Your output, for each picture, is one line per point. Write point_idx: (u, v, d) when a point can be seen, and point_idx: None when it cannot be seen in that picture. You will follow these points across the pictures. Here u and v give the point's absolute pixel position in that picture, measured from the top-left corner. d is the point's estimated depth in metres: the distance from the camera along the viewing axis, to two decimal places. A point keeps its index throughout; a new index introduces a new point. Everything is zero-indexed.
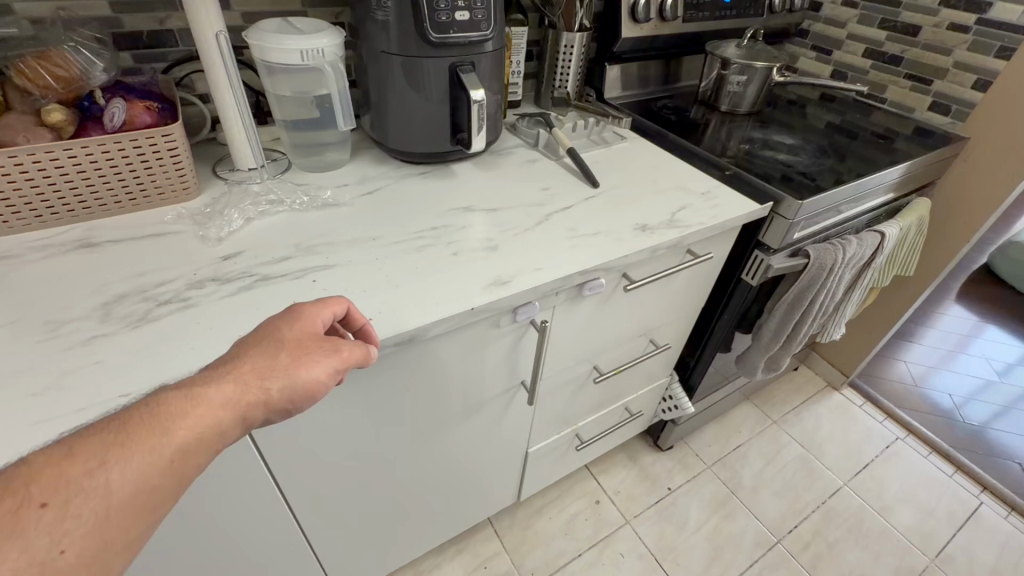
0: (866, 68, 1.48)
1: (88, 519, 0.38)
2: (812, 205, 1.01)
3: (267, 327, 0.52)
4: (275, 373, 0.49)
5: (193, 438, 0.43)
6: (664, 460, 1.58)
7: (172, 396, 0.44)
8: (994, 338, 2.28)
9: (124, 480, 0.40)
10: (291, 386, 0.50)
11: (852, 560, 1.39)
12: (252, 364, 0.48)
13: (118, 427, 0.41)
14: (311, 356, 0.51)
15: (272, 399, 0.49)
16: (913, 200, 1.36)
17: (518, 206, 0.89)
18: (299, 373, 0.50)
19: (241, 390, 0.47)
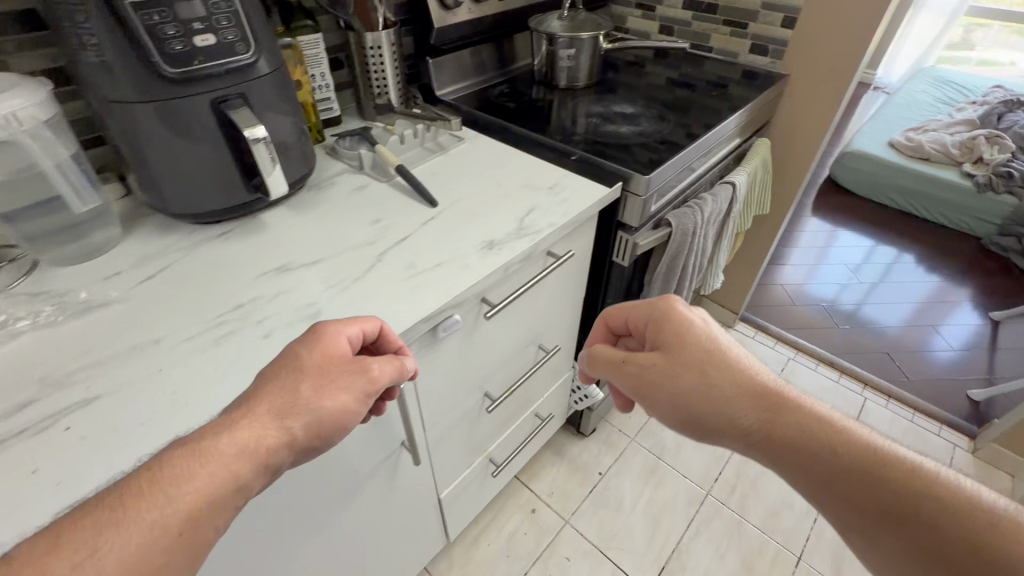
0: (689, 20, 1.49)
1: None
2: (661, 176, 0.98)
3: (286, 358, 0.54)
4: (294, 411, 0.51)
5: (208, 498, 0.44)
6: (590, 445, 1.56)
7: (175, 458, 0.45)
8: (846, 242, 2.53)
9: (122, 564, 0.39)
10: (311, 422, 0.52)
11: (773, 490, 1.46)
12: (268, 408, 0.50)
13: (112, 504, 0.42)
14: (336, 387, 0.54)
15: (291, 441, 0.50)
16: (754, 142, 1.42)
17: (346, 250, 0.76)
18: (320, 409, 0.52)
19: (253, 439, 0.48)
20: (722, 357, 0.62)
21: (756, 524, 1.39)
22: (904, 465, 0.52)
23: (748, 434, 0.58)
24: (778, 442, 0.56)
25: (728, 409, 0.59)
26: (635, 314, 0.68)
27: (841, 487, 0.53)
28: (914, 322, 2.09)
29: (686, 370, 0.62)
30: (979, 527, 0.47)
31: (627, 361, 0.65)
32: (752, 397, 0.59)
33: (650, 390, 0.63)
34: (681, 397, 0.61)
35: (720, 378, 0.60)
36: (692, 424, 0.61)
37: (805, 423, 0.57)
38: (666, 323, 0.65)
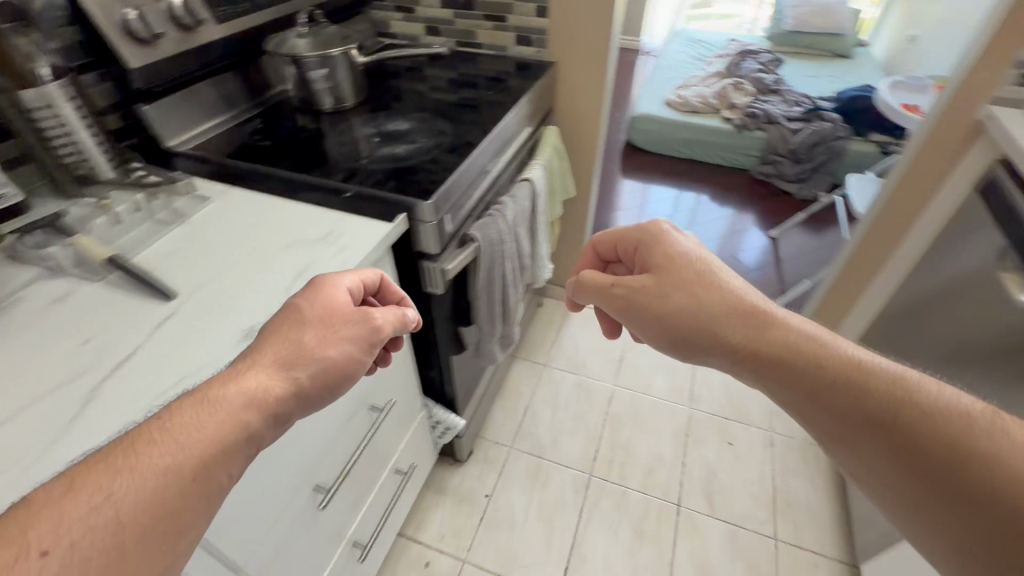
0: (451, 18, 1.45)
1: (104, 552, 0.37)
2: (447, 195, 0.91)
3: (285, 320, 0.58)
4: (298, 361, 0.55)
5: (221, 441, 0.46)
6: (471, 469, 1.50)
7: (188, 407, 0.46)
8: (658, 195, 2.80)
9: (136, 506, 0.40)
10: (318, 369, 0.56)
11: (644, 449, 1.56)
12: (268, 365, 0.53)
13: (123, 451, 0.42)
14: (338, 337, 0.58)
15: (298, 391, 0.53)
16: (542, 131, 1.43)
17: (39, 396, 0.55)
18: (322, 358, 0.56)
19: (262, 387, 0.51)
20: (710, 278, 0.63)
21: (637, 487, 1.46)
22: (887, 381, 0.51)
23: (734, 346, 0.59)
24: (765, 355, 0.57)
25: (715, 323, 0.61)
26: (624, 240, 0.72)
27: (825, 400, 0.53)
28: (720, 255, 2.38)
29: (676, 288, 0.64)
30: (964, 435, 0.46)
31: (618, 286, 0.68)
32: (740, 314, 0.60)
33: (641, 312, 0.66)
34: (671, 312, 0.63)
35: (709, 297, 0.62)
36: (682, 341, 0.63)
37: (792, 341, 0.57)
38: (658, 252, 0.67)
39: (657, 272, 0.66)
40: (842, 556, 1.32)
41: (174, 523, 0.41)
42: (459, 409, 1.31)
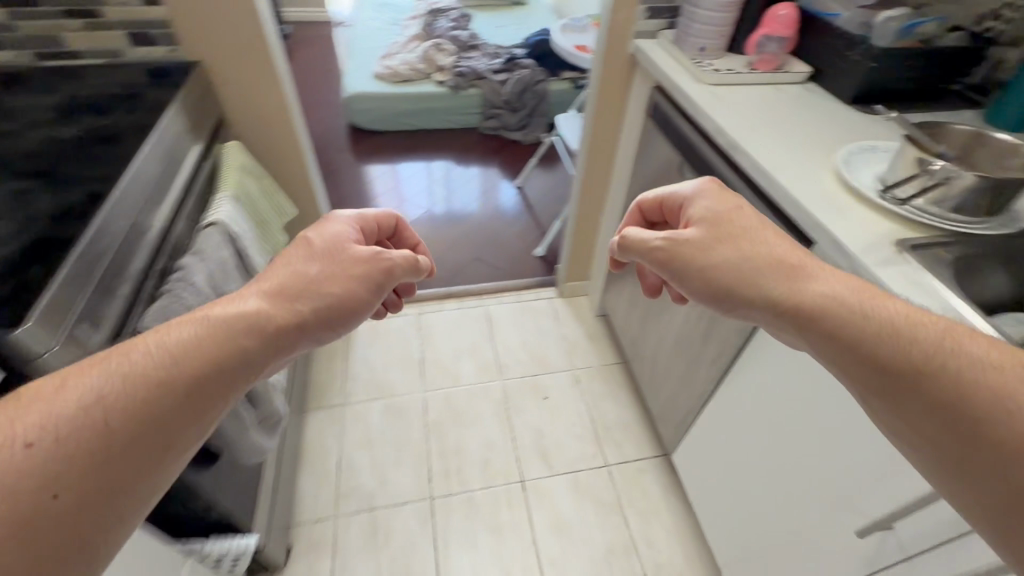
0: (8, 21, 0.99)
1: (79, 459, 0.38)
2: (68, 299, 0.61)
3: (291, 256, 0.57)
4: (295, 292, 0.53)
5: (207, 350, 0.45)
6: (297, 567, 1.24)
7: (180, 326, 0.46)
8: (409, 172, 2.69)
9: (121, 413, 0.40)
10: (320, 303, 0.54)
11: (474, 443, 1.51)
12: (271, 294, 0.52)
13: (107, 363, 0.42)
14: (343, 275, 0.56)
15: (297, 325, 0.52)
16: (219, 149, 1.13)
17: None
18: (323, 291, 0.54)
19: (264, 309, 0.50)
20: (751, 236, 0.58)
21: (481, 485, 1.42)
22: (931, 346, 0.44)
23: (775, 301, 0.53)
24: (802, 306, 0.51)
25: (754, 278, 0.55)
26: (667, 199, 0.68)
27: (865, 358, 0.46)
28: (484, 216, 2.41)
29: (722, 240, 0.59)
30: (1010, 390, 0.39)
31: (659, 239, 0.62)
32: (783, 274, 0.54)
33: (681, 261, 0.60)
34: (713, 263, 0.58)
35: (751, 252, 0.57)
36: (719, 295, 0.57)
37: (836, 299, 0.50)
38: (712, 204, 0.63)
39: (700, 223, 0.61)
40: (656, 454, 1.51)
41: (158, 432, 0.42)
42: (246, 524, 1.03)
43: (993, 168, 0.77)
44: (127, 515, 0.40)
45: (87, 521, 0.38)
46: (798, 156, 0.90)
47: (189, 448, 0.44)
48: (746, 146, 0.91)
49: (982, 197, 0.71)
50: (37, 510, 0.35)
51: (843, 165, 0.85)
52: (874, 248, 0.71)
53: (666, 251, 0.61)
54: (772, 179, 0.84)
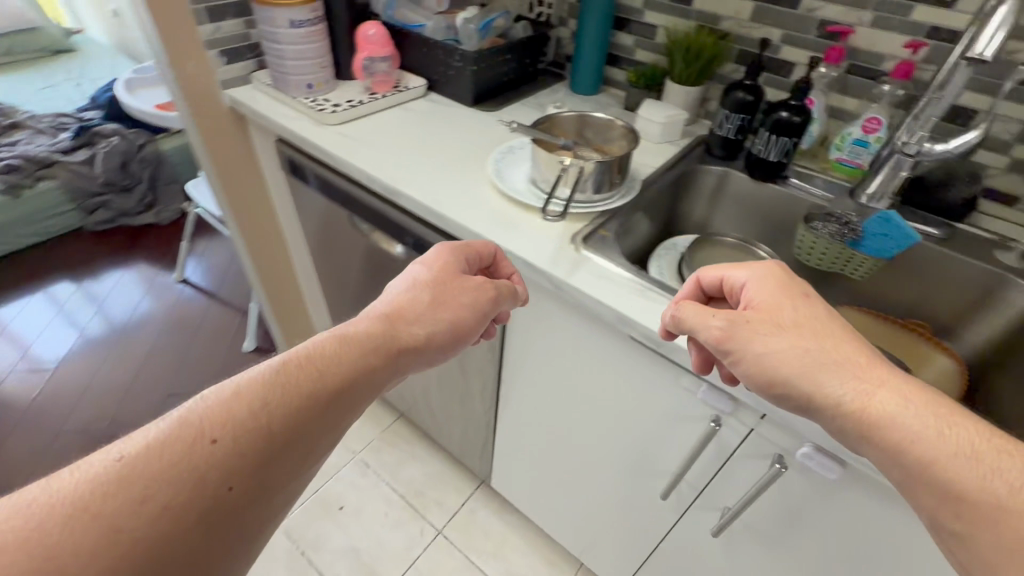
0: None
1: (247, 459, 0.43)
2: None
3: (406, 284, 0.63)
4: (412, 316, 0.59)
5: (342, 367, 0.51)
6: None
7: (324, 341, 0.52)
8: (14, 317, 1.87)
9: (281, 419, 0.45)
10: (434, 327, 0.60)
11: None
12: (393, 313, 0.59)
13: (276, 371, 0.48)
14: (451, 303, 0.62)
15: (414, 345, 0.58)
16: None
17: None
18: (439, 315, 0.61)
19: (388, 331, 0.57)
20: (826, 329, 0.54)
21: None
22: (1008, 492, 0.41)
23: (842, 403, 0.50)
24: (876, 412, 0.48)
25: (821, 375, 0.51)
26: (730, 274, 0.63)
27: (937, 478, 0.44)
28: (160, 332, 1.86)
29: (790, 327, 0.55)
30: None
31: (720, 316, 0.57)
32: (859, 375, 0.50)
33: (736, 342, 0.56)
34: (774, 353, 0.54)
35: (819, 349, 0.53)
36: (780, 382, 0.54)
37: (909, 412, 0.47)
38: (772, 288, 0.59)
39: (764, 305, 0.58)
40: (475, 485, 1.45)
41: (303, 443, 0.46)
42: None
43: (602, 141, 0.88)
44: (269, 518, 0.44)
45: (246, 518, 0.42)
46: (455, 180, 0.85)
47: (319, 458, 0.49)
48: (403, 188, 0.82)
49: (611, 174, 0.78)
50: (221, 496, 0.41)
51: (499, 179, 0.83)
52: (557, 258, 0.72)
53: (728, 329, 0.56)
54: (444, 215, 0.78)
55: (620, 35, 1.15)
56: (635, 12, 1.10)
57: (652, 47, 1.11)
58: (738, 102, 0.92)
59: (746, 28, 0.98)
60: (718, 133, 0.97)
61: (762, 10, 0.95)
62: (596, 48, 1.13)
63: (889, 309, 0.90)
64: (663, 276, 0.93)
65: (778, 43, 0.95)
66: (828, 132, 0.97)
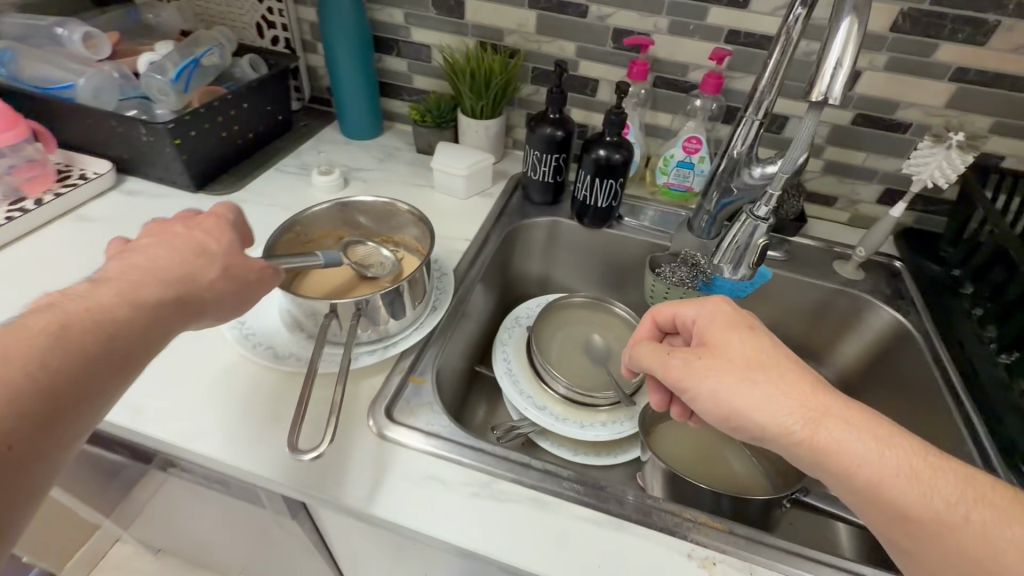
0: None
1: (26, 419, 0.32)
2: None
3: (162, 241, 0.44)
4: (209, 278, 0.44)
5: (140, 321, 0.39)
6: None
7: (102, 296, 0.38)
8: None
9: (70, 377, 0.35)
10: (234, 291, 0.45)
11: None
12: (182, 263, 0.43)
13: (43, 327, 0.34)
14: (241, 268, 0.46)
15: (215, 302, 0.44)
16: None
17: None
18: (237, 282, 0.45)
19: (183, 290, 0.42)
20: (768, 356, 0.41)
21: None
22: (946, 505, 0.34)
23: (785, 432, 0.38)
24: (826, 441, 0.37)
25: (767, 407, 0.39)
26: (683, 307, 0.49)
27: (884, 503, 0.36)
28: None
29: (736, 354, 0.42)
30: None
31: (674, 356, 0.44)
32: (803, 399, 0.39)
33: (689, 382, 0.42)
34: (724, 388, 0.41)
35: (766, 380, 0.40)
36: (735, 418, 0.40)
37: (854, 434, 0.37)
38: (718, 315, 0.46)
39: (715, 341, 0.44)
40: None
41: (99, 405, 0.36)
42: None
43: (389, 231, 0.64)
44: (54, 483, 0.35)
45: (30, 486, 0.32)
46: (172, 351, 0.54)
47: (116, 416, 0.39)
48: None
49: (408, 295, 0.54)
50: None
51: (248, 333, 0.55)
52: (348, 468, 0.46)
53: (678, 371, 0.43)
54: (158, 436, 0.47)
55: (387, 59, 0.89)
56: (396, 30, 0.85)
57: (431, 72, 0.88)
58: (547, 140, 0.74)
59: (533, 43, 0.80)
60: (533, 176, 0.79)
61: (547, 21, 0.77)
62: (361, 81, 0.86)
63: None
64: (512, 371, 0.73)
65: (575, 59, 0.79)
66: (649, 152, 0.85)
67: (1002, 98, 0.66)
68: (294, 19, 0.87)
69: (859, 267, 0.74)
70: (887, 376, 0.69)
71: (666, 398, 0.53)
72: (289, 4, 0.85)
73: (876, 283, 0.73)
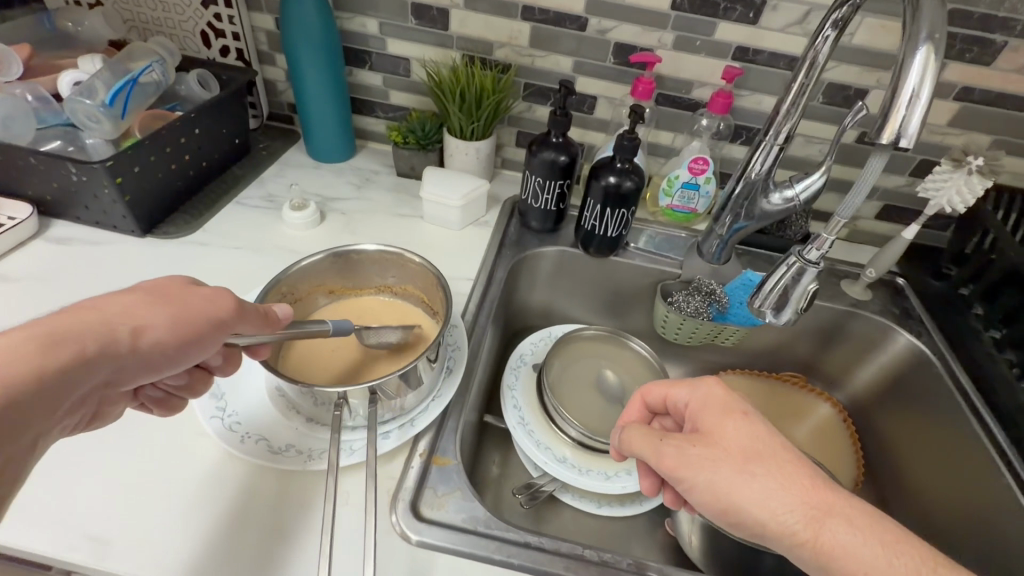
0: None
1: None
2: None
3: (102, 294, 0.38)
4: (122, 309, 0.36)
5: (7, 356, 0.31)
6: None
7: None
8: None
9: None
10: (164, 326, 0.37)
11: None
12: (101, 300, 0.36)
13: None
14: (173, 301, 0.38)
15: (135, 336, 0.35)
16: None
17: None
18: (165, 315, 0.37)
19: (76, 323, 0.34)
20: (760, 445, 0.38)
21: None
22: None
23: (788, 531, 0.35)
24: (827, 545, 0.34)
25: (766, 502, 0.36)
26: (674, 390, 0.46)
27: None
28: None
29: (731, 441, 0.39)
30: None
31: (667, 444, 0.40)
32: (803, 494, 0.36)
33: (682, 473, 0.39)
34: (722, 479, 0.37)
35: (765, 472, 0.37)
36: (734, 511, 0.37)
37: (858, 536, 0.34)
38: (710, 399, 0.43)
39: (707, 428, 0.41)
40: None
41: None
42: None
43: (399, 277, 0.57)
44: None
45: None
46: (138, 458, 0.44)
47: None
48: (15, 540, 0.38)
49: (426, 364, 0.47)
50: None
51: (235, 426, 0.46)
52: None
53: (668, 460, 0.40)
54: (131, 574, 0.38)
55: (359, 73, 0.79)
56: (369, 41, 0.76)
57: (410, 87, 0.79)
58: (549, 166, 0.68)
59: (526, 57, 0.73)
60: (532, 204, 0.72)
61: (542, 34, 0.70)
62: (330, 101, 0.76)
63: (758, 362, 0.79)
64: (525, 420, 0.65)
65: (572, 74, 0.73)
66: (650, 172, 0.81)
67: (1002, 117, 0.66)
68: (248, 27, 0.76)
69: (867, 287, 0.73)
70: (903, 399, 0.68)
71: (656, 484, 0.49)
72: (241, 11, 0.74)
73: (885, 303, 0.72)
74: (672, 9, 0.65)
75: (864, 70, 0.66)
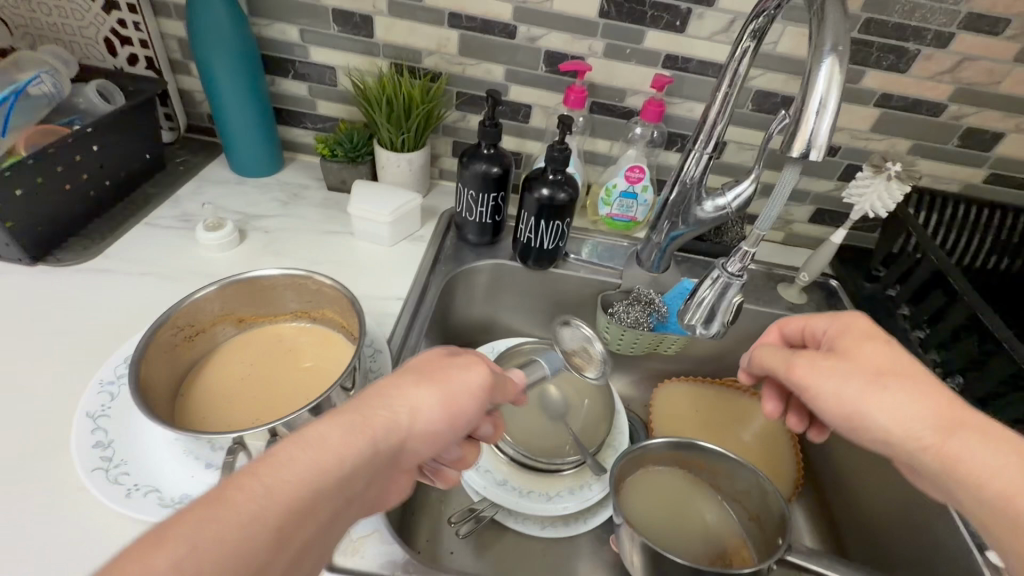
0: None
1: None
2: None
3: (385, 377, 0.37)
4: (413, 404, 0.35)
5: (335, 459, 0.30)
6: None
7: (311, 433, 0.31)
8: None
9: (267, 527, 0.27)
10: (441, 415, 0.36)
11: None
12: (394, 387, 0.35)
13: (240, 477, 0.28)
14: (449, 384, 0.36)
15: (415, 422, 0.34)
16: None
17: None
18: (450, 403, 0.36)
19: (374, 423, 0.33)
20: (904, 366, 0.38)
21: None
22: None
23: (912, 439, 0.36)
24: (961, 453, 0.34)
25: (897, 411, 0.36)
26: (818, 320, 0.46)
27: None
28: None
29: (867, 357, 0.39)
30: None
31: (800, 355, 0.42)
32: (940, 408, 0.36)
33: (809, 379, 0.40)
34: (849, 386, 0.38)
35: (898, 384, 0.37)
36: (859, 418, 0.38)
37: (995, 452, 0.33)
38: (852, 326, 0.42)
39: (848, 350, 0.41)
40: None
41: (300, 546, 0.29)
42: None
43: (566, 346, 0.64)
44: None
45: None
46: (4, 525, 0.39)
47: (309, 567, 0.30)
48: None
49: (339, 397, 0.44)
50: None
51: (120, 478, 0.42)
52: None
53: (800, 369, 0.41)
54: None
55: (282, 83, 0.75)
56: (290, 49, 0.72)
57: (338, 97, 0.76)
58: (482, 178, 0.65)
59: (456, 65, 0.70)
60: (468, 217, 0.70)
61: (470, 42, 0.68)
62: (253, 112, 0.72)
63: (702, 369, 0.79)
64: None
65: (505, 83, 0.71)
66: (589, 179, 0.80)
67: (920, 122, 0.68)
68: (156, 34, 0.71)
69: (802, 291, 0.74)
70: None
71: (781, 407, 0.50)
72: (147, 16, 0.68)
73: (819, 307, 0.73)
74: (600, 17, 0.64)
75: (790, 77, 0.67)
